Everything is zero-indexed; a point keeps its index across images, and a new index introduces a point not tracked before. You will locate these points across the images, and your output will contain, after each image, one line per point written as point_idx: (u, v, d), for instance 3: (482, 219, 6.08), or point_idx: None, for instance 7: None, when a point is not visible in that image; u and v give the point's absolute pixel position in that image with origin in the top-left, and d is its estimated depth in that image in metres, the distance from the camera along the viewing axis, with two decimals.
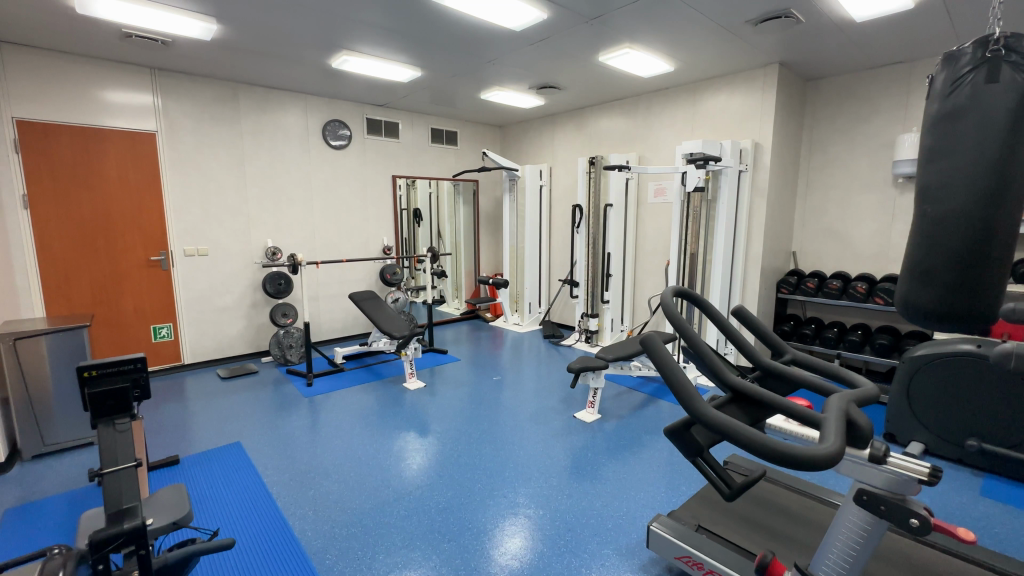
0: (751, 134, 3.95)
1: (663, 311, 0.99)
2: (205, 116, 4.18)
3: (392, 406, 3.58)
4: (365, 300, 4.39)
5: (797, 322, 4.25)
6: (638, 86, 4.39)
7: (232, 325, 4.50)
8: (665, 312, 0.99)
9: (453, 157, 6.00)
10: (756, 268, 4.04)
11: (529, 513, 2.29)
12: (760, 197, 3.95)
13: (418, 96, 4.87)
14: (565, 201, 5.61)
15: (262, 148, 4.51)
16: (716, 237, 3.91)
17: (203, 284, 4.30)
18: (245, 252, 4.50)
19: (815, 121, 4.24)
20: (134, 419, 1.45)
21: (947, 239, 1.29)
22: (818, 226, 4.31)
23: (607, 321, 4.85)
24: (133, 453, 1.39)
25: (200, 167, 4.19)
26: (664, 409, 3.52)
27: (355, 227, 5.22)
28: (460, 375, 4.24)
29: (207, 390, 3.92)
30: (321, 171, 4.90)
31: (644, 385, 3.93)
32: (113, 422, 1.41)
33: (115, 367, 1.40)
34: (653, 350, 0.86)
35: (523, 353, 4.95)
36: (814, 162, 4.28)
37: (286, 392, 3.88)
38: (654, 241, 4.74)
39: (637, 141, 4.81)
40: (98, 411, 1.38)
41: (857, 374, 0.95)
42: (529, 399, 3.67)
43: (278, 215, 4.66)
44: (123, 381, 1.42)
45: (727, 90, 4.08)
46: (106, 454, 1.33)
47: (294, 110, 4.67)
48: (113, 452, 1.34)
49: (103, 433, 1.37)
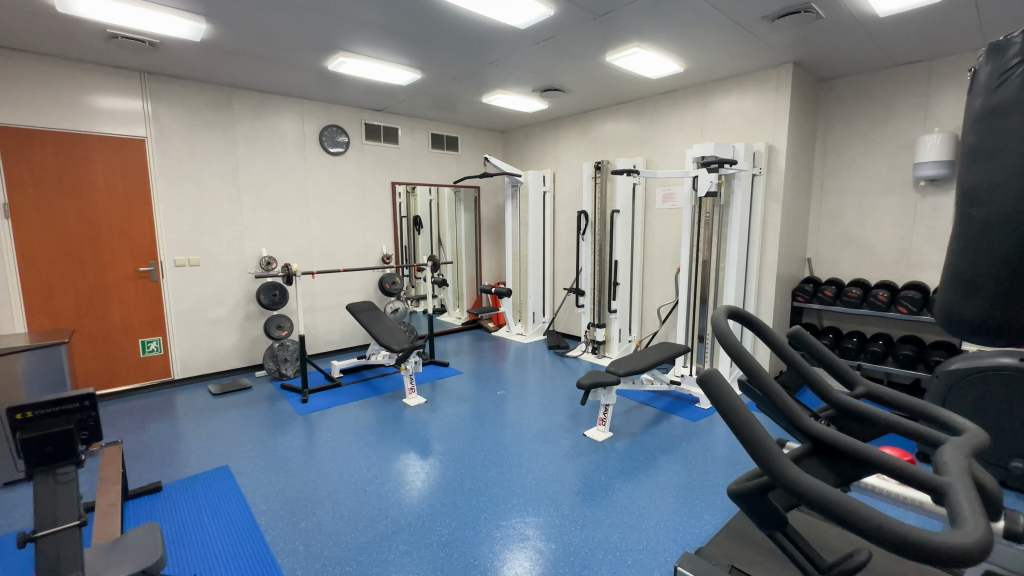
0: (764, 136, 3.79)
1: (720, 338, 0.80)
2: (197, 122, 4.03)
3: (392, 424, 3.39)
4: (364, 312, 4.21)
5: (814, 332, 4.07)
6: (643, 88, 4.25)
7: (225, 338, 4.32)
8: (722, 339, 0.80)
9: (454, 163, 5.86)
10: (772, 276, 3.86)
11: (539, 546, 2.10)
12: (775, 201, 3.79)
13: (417, 100, 4.73)
14: (569, 208, 5.44)
15: (257, 154, 4.36)
16: (730, 244, 3.74)
17: (195, 295, 4.12)
18: (238, 262, 4.33)
19: (830, 123, 4.09)
20: (79, 467, 1.42)
21: (994, 248, 0.87)
22: (834, 231, 4.14)
23: (614, 332, 4.69)
24: (76, 512, 1.37)
25: (192, 174, 4.04)
26: (678, 426, 3.34)
27: (353, 235, 5.06)
28: (462, 389, 4.04)
29: (197, 408, 3.73)
30: (318, 177, 4.74)
31: (657, 400, 3.75)
32: (54, 472, 1.38)
33: (55, 409, 1.35)
34: (717, 393, 0.68)
35: (526, 365, 4.75)
36: (829, 165, 4.12)
37: (281, 409, 3.69)
38: (662, 248, 4.56)
39: (644, 146, 4.67)
40: (35, 459, 1.33)
41: (959, 416, 0.77)
42: (536, 416, 3.47)
43: (273, 224, 4.50)
44: (66, 424, 1.38)
45: (738, 91, 3.93)
46: (45, 516, 1.32)
47: (289, 115, 4.52)
48: (52, 514, 1.33)
49: (43, 484, 1.35)
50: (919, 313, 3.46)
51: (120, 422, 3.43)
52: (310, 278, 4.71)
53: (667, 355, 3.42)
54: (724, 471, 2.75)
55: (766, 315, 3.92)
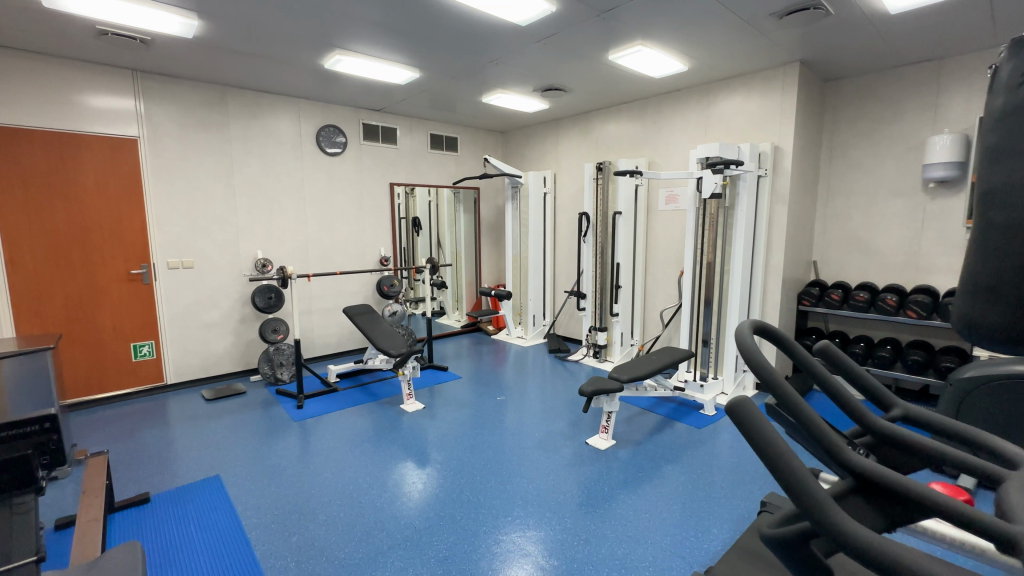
0: (770, 136, 3.71)
1: (745, 355, 0.71)
2: (191, 121, 3.95)
3: (389, 431, 3.31)
4: (360, 315, 4.13)
5: (820, 336, 3.99)
6: (646, 88, 4.18)
7: (219, 342, 4.23)
8: (747, 356, 0.71)
9: (453, 164, 5.78)
10: (778, 279, 3.78)
11: (541, 562, 2.02)
12: (781, 203, 3.71)
13: (416, 99, 4.66)
14: (570, 209, 5.35)
15: (252, 154, 4.28)
16: (735, 246, 3.66)
17: (188, 298, 4.04)
18: (233, 264, 4.24)
19: (836, 124, 4.02)
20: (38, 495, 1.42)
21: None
22: (840, 234, 4.06)
23: (616, 336, 4.61)
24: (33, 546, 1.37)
25: (185, 175, 3.96)
26: (683, 433, 3.25)
27: (351, 237, 4.97)
28: (461, 395, 3.96)
29: (190, 414, 3.64)
30: (315, 178, 4.66)
31: (660, 406, 3.68)
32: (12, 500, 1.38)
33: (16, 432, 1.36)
34: (746, 421, 0.61)
35: (526, 370, 4.66)
36: (835, 166, 4.04)
37: (275, 416, 3.60)
38: (665, 250, 4.48)
39: (646, 147, 4.59)
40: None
41: (1015, 445, 0.69)
42: (537, 423, 3.39)
43: (269, 225, 4.42)
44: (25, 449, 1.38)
45: (743, 91, 3.85)
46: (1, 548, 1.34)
47: (286, 115, 4.45)
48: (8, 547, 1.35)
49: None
50: (929, 318, 3.40)
51: (110, 429, 3.34)
52: (306, 281, 4.62)
53: (670, 360, 3.34)
54: (730, 480, 2.67)
55: (771, 320, 3.84)
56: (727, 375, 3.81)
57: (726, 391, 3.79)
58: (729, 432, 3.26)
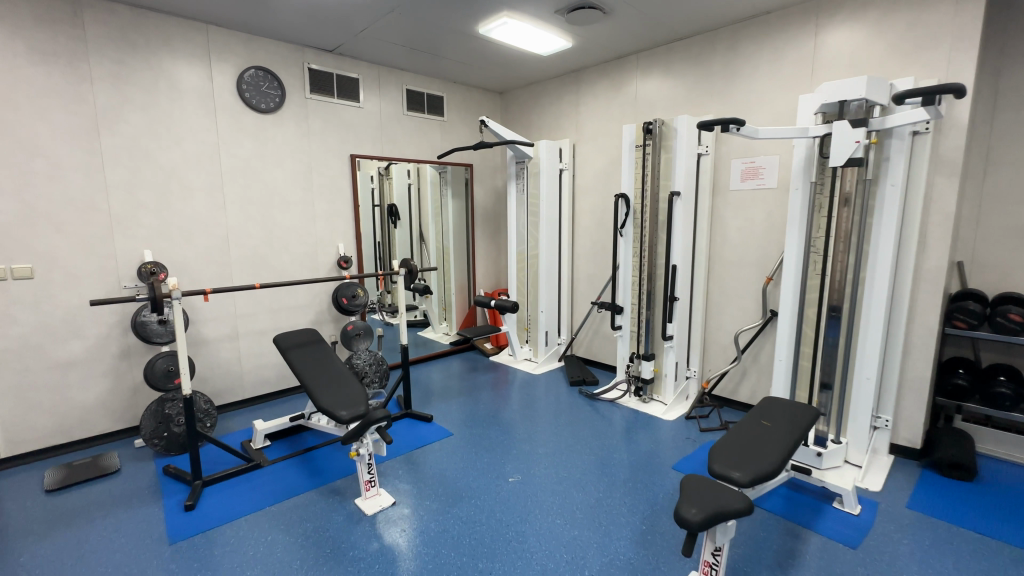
0: (930, 71, 2.39)
1: None
2: (18, 47, 2.49)
3: (331, 563, 1.91)
4: (297, 349, 2.69)
5: (977, 373, 2.74)
6: (723, 6, 2.83)
7: (86, 388, 2.81)
8: None
9: (438, 133, 4.38)
10: (933, 292, 2.49)
11: None
12: (947, 174, 2.39)
13: (384, 31, 3.24)
14: (596, 191, 4.00)
15: (132, 106, 2.83)
16: (879, 243, 2.35)
17: (27, 326, 2.62)
18: (105, 273, 2.82)
19: (1005, 59, 2.71)
20: None
21: None
22: (1004, 223, 2.79)
23: (668, 367, 3.27)
24: None
25: (12, 133, 2.51)
26: (827, 555, 1.95)
27: (295, 229, 3.56)
28: (449, 472, 2.57)
29: (7, 519, 2.21)
30: (238, 145, 3.24)
31: (764, 496, 2.36)
32: None
33: None
34: None
35: (540, 418, 3.26)
36: (1002, 123, 2.74)
37: (148, 520, 2.19)
38: (739, 249, 3.16)
39: (709, 100, 3.25)
40: None
41: None
42: (581, 541, 2.02)
43: (163, 213, 2.98)
44: None
45: (880, 5, 2.52)
46: None
47: (187, 49, 2.99)
48: None
49: None
50: None
51: None
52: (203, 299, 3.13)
53: (801, 435, 2.00)
54: None
55: (921, 354, 2.55)
56: (856, 438, 2.51)
57: (857, 463, 2.49)
58: (909, 557, 1.93)
